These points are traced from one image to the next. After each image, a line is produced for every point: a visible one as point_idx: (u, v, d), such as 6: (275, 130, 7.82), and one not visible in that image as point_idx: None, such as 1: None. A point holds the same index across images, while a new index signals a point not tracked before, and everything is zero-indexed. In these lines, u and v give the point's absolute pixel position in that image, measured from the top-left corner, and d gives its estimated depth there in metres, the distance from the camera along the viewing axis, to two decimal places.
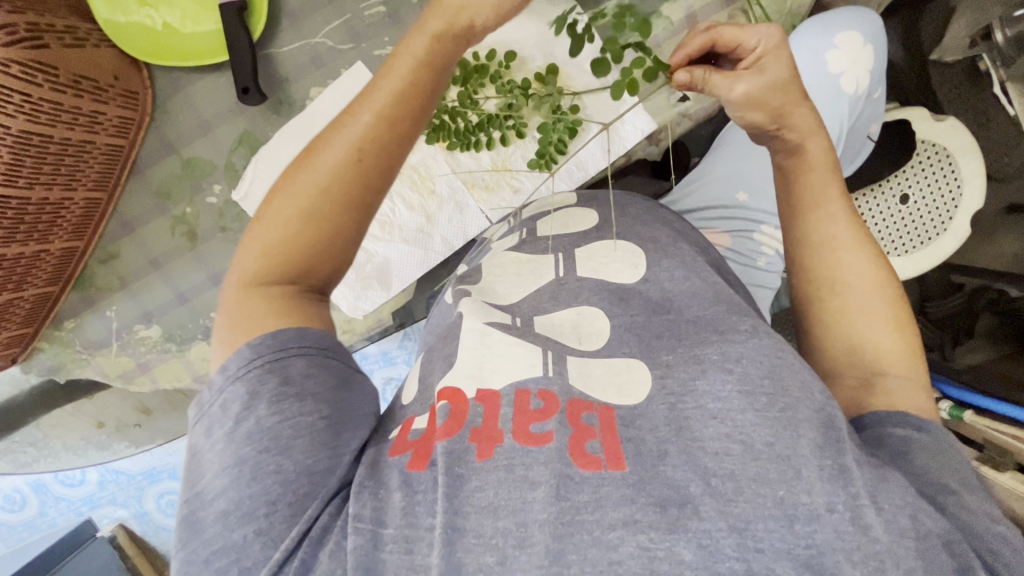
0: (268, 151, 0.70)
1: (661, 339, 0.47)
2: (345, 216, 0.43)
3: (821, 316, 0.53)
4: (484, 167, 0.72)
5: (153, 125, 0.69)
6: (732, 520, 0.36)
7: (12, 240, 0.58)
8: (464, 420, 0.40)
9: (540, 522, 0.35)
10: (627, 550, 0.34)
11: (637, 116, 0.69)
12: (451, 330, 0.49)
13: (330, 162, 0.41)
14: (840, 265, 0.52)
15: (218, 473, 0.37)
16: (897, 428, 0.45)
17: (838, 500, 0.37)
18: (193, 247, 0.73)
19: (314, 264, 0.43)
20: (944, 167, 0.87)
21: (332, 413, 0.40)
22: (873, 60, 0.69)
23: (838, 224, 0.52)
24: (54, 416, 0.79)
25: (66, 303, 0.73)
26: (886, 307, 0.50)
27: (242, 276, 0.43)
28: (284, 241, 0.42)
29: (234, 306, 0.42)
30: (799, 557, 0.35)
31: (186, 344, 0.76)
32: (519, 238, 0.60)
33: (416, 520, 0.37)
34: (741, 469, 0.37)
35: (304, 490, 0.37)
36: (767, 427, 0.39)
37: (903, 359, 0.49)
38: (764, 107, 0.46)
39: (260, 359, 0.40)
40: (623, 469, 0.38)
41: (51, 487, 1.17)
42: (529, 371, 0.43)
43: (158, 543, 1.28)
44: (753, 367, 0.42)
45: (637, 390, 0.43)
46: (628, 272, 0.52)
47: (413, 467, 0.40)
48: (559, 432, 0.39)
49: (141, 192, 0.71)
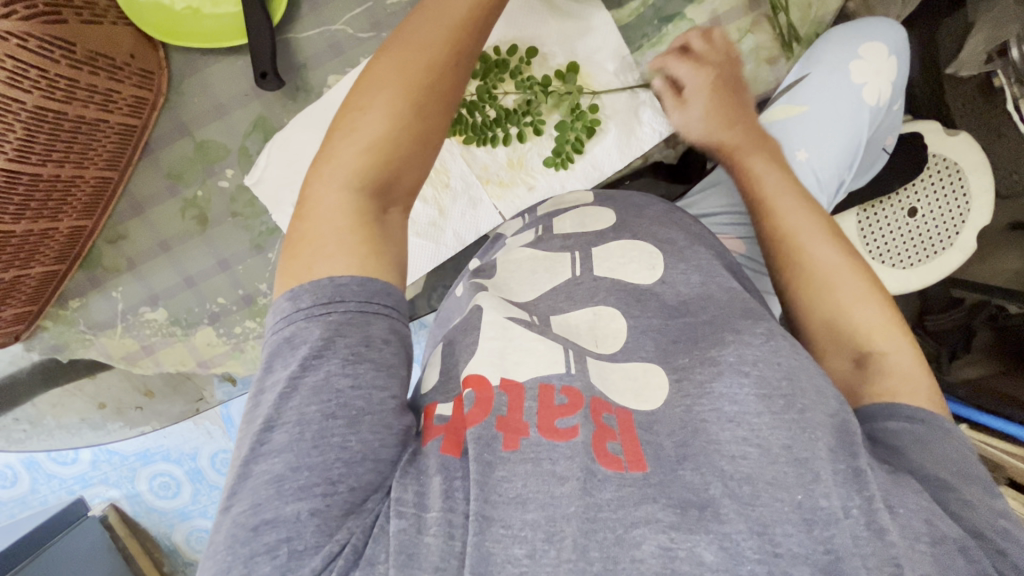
0: (283, 138, 0.69)
1: (678, 344, 0.47)
2: (436, 120, 0.44)
3: (800, 292, 0.54)
4: (500, 163, 0.72)
5: (166, 105, 0.68)
6: (750, 523, 0.35)
7: (22, 217, 0.57)
8: (490, 408, 0.40)
9: (568, 517, 0.35)
10: (649, 549, 0.34)
11: (656, 119, 0.70)
12: (468, 321, 0.48)
13: (425, 53, 0.43)
14: (814, 256, 0.54)
15: (279, 430, 0.36)
16: (892, 422, 0.45)
17: (854, 505, 0.37)
18: (203, 231, 0.72)
19: (400, 172, 0.43)
20: (953, 181, 0.87)
21: (402, 392, 0.39)
22: (894, 72, 0.68)
23: (804, 221, 0.55)
24: (53, 396, 0.79)
25: (72, 282, 0.72)
26: (863, 287, 0.52)
27: (334, 181, 0.41)
28: (384, 138, 0.42)
29: (335, 218, 0.40)
30: (817, 561, 0.34)
31: (191, 328, 0.76)
32: (534, 235, 0.59)
33: (455, 505, 0.36)
34: (759, 472, 0.37)
35: (368, 462, 0.36)
36: (784, 430, 0.39)
37: (893, 335, 0.50)
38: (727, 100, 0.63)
39: (346, 310, 0.38)
40: (644, 470, 0.38)
41: (44, 465, 1.18)
42: (551, 367, 0.42)
43: (149, 525, 1.27)
44: (771, 371, 0.42)
45: (654, 396, 0.43)
46: (645, 272, 0.52)
47: (447, 451, 0.39)
48: (584, 426, 0.39)
49: (152, 173, 0.70)
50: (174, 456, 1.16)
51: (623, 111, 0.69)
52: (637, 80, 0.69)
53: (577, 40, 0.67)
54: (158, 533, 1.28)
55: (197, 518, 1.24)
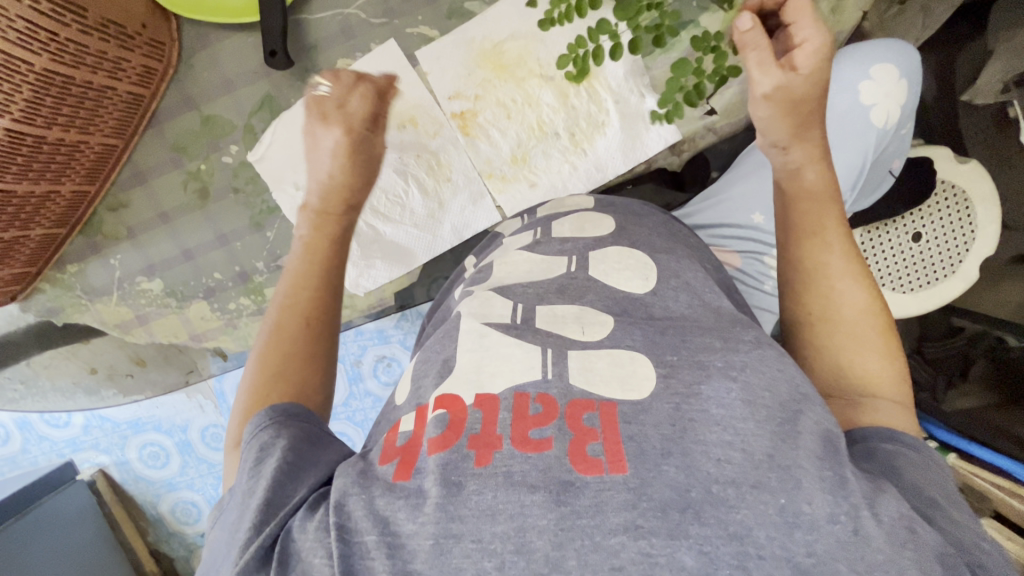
0: (289, 118, 0.70)
1: (666, 337, 0.41)
2: (334, 273, 0.53)
3: (814, 331, 0.45)
4: (503, 157, 0.72)
5: (175, 77, 0.68)
6: (731, 527, 0.30)
7: (24, 178, 0.58)
8: (462, 429, 0.36)
9: (539, 529, 0.31)
10: (628, 557, 0.30)
11: (662, 124, 0.69)
12: (447, 331, 0.45)
13: (300, 279, 0.51)
14: (834, 296, 0.45)
15: (218, 543, 0.38)
16: (887, 444, 0.37)
17: (840, 511, 0.31)
18: (204, 205, 0.73)
19: (320, 327, 0.50)
20: (960, 210, 0.86)
21: (295, 458, 0.39)
22: (906, 96, 0.67)
23: (835, 253, 0.45)
24: (46, 358, 0.80)
25: (71, 247, 0.73)
26: (878, 330, 0.43)
27: (264, 354, 0.48)
28: (304, 300, 0.50)
29: (264, 379, 0.46)
30: (799, 565, 0.30)
31: (186, 301, 0.77)
32: (532, 239, 0.56)
33: (397, 529, 0.33)
34: (742, 477, 0.32)
35: (256, 517, 0.35)
36: (767, 437, 0.34)
37: (893, 382, 0.42)
38: (787, 116, 0.44)
39: (270, 421, 0.42)
40: (624, 473, 0.32)
41: (37, 425, 1.18)
42: (527, 374, 0.38)
43: (136, 492, 1.27)
44: (757, 377, 0.37)
45: (640, 385, 0.37)
46: (637, 282, 0.47)
47: (398, 477, 0.35)
48: (559, 438, 0.34)
49: (157, 144, 0.70)
50: (164, 426, 1.15)
51: (630, 114, 0.69)
52: (646, 85, 0.68)
53: None
54: (144, 500, 1.28)
55: (184, 489, 1.25)
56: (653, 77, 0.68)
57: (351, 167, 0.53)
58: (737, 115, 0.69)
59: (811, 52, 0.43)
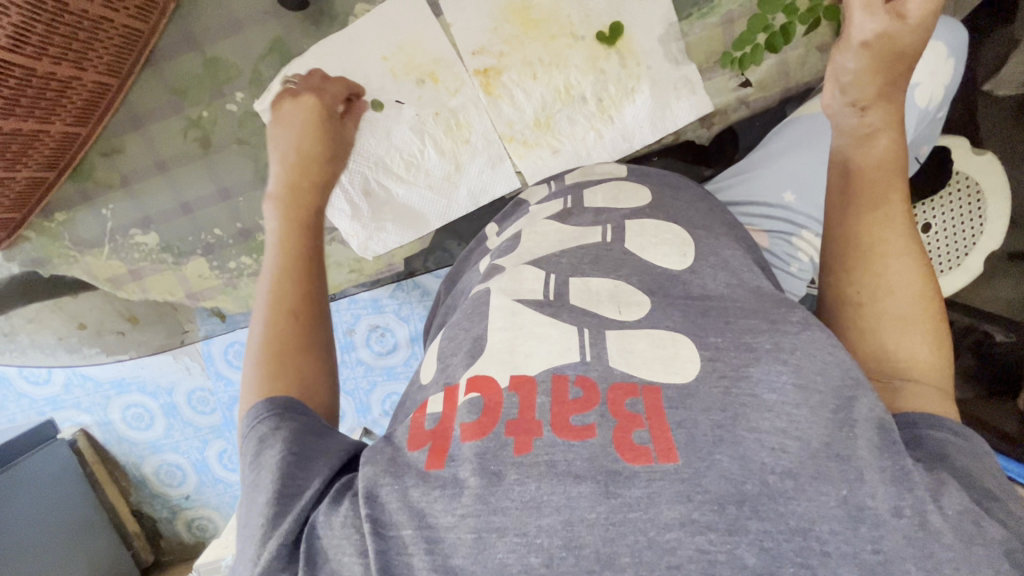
0: (301, 65, 0.65)
1: (710, 317, 0.39)
2: (314, 258, 0.51)
3: (863, 312, 0.43)
4: (526, 121, 0.68)
5: (177, 13, 0.63)
6: (793, 522, 0.29)
7: (10, 112, 0.53)
8: (499, 414, 0.34)
9: (588, 523, 0.29)
10: (686, 554, 0.28)
11: (694, 95, 0.67)
12: (476, 305, 0.42)
13: (282, 268, 0.48)
14: (889, 274, 0.43)
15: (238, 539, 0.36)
16: (935, 431, 0.36)
17: (905, 504, 0.30)
18: (204, 155, 0.68)
19: (310, 314, 0.47)
20: (972, 202, 0.83)
21: (298, 447, 0.37)
22: (948, 76, 0.65)
23: (895, 229, 0.44)
24: (31, 311, 0.75)
25: (60, 193, 0.69)
26: (927, 314, 0.42)
27: (256, 347, 0.45)
28: (290, 288, 0.47)
29: (260, 371, 0.43)
30: (864, 563, 0.28)
31: (183, 257, 0.73)
32: (562, 207, 0.53)
33: (434, 521, 0.31)
34: (800, 467, 0.30)
35: (270, 510, 0.34)
36: (823, 426, 0.32)
37: (939, 367, 0.41)
38: (876, 73, 0.44)
39: (269, 413, 0.40)
40: (675, 462, 0.30)
41: (15, 382, 1.14)
42: (564, 356, 0.36)
43: (119, 453, 1.24)
44: (809, 362, 0.35)
45: (685, 368, 0.35)
46: (675, 258, 0.44)
47: (431, 465, 0.33)
48: (602, 426, 0.32)
49: (155, 87, 0.65)
50: (149, 388, 1.12)
51: (663, 81, 0.66)
52: (681, 51, 0.65)
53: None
54: (128, 462, 1.25)
55: (169, 451, 1.22)
56: (688, 42, 0.65)
57: (322, 138, 0.56)
58: (771, 88, 0.67)
59: (923, 3, 0.41)
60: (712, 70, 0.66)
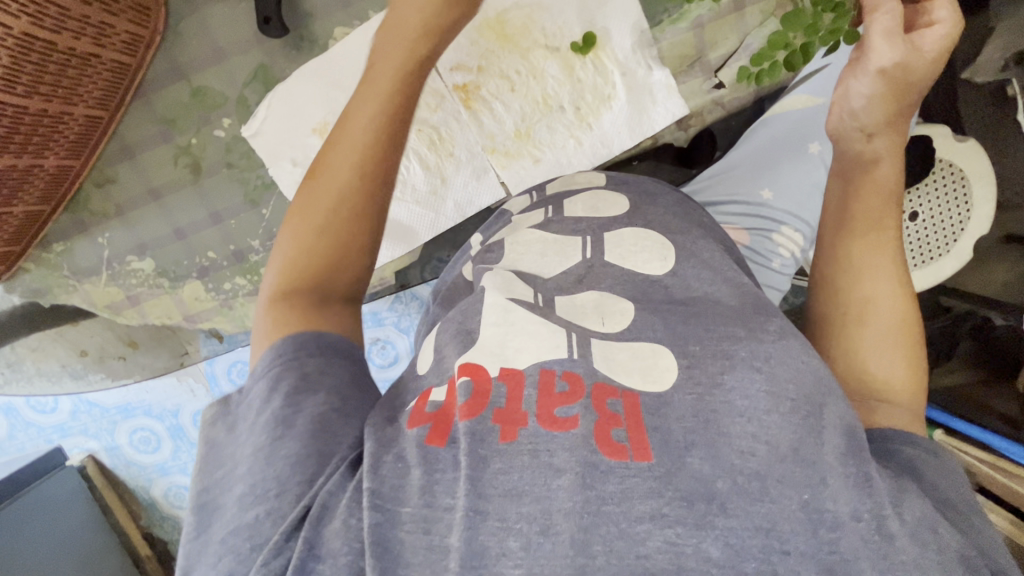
0: (285, 91, 0.67)
1: (688, 324, 0.40)
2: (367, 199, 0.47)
3: (847, 327, 0.45)
4: (506, 132, 0.70)
5: (163, 45, 0.65)
6: (757, 520, 0.30)
7: (4, 150, 0.55)
8: (489, 399, 0.35)
9: (564, 512, 0.30)
10: (654, 545, 0.29)
11: (670, 98, 0.68)
12: (470, 304, 0.43)
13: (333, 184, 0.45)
14: (875, 294, 0.44)
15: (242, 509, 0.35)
16: (907, 447, 0.37)
17: (865, 507, 0.32)
18: (196, 181, 0.70)
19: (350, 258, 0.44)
20: (956, 188, 0.83)
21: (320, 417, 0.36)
22: None
23: (885, 255, 0.45)
24: (34, 340, 0.77)
25: (56, 224, 0.71)
26: (907, 337, 0.43)
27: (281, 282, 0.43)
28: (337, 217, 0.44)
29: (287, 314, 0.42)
30: (824, 561, 0.30)
31: (179, 281, 0.74)
32: (545, 216, 0.55)
33: (433, 500, 0.32)
34: (768, 470, 0.31)
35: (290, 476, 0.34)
36: (792, 430, 0.33)
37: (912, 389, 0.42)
38: (889, 97, 0.46)
39: (292, 377, 0.38)
40: (649, 460, 0.32)
41: (22, 410, 1.15)
42: (554, 351, 0.37)
43: (126, 477, 1.25)
44: (782, 368, 0.36)
45: (662, 377, 0.36)
46: (656, 262, 0.46)
47: (432, 441, 0.34)
48: (585, 417, 0.33)
49: (145, 117, 0.67)
50: (155, 412, 1.13)
51: (638, 88, 0.68)
52: (654, 57, 0.67)
53: (597, 10, 0.65)
54: (135, 485, 1.26)
55: (176, 474, 1.23)
56: (660, 49, 0.67)
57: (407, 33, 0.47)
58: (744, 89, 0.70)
59: (940, 35, 0.44)
60: (686, 74, 0.69)
